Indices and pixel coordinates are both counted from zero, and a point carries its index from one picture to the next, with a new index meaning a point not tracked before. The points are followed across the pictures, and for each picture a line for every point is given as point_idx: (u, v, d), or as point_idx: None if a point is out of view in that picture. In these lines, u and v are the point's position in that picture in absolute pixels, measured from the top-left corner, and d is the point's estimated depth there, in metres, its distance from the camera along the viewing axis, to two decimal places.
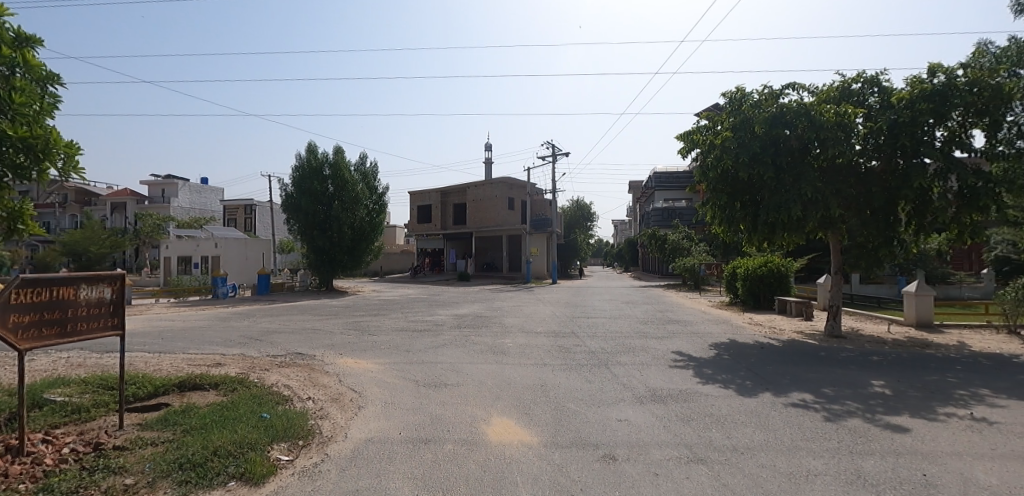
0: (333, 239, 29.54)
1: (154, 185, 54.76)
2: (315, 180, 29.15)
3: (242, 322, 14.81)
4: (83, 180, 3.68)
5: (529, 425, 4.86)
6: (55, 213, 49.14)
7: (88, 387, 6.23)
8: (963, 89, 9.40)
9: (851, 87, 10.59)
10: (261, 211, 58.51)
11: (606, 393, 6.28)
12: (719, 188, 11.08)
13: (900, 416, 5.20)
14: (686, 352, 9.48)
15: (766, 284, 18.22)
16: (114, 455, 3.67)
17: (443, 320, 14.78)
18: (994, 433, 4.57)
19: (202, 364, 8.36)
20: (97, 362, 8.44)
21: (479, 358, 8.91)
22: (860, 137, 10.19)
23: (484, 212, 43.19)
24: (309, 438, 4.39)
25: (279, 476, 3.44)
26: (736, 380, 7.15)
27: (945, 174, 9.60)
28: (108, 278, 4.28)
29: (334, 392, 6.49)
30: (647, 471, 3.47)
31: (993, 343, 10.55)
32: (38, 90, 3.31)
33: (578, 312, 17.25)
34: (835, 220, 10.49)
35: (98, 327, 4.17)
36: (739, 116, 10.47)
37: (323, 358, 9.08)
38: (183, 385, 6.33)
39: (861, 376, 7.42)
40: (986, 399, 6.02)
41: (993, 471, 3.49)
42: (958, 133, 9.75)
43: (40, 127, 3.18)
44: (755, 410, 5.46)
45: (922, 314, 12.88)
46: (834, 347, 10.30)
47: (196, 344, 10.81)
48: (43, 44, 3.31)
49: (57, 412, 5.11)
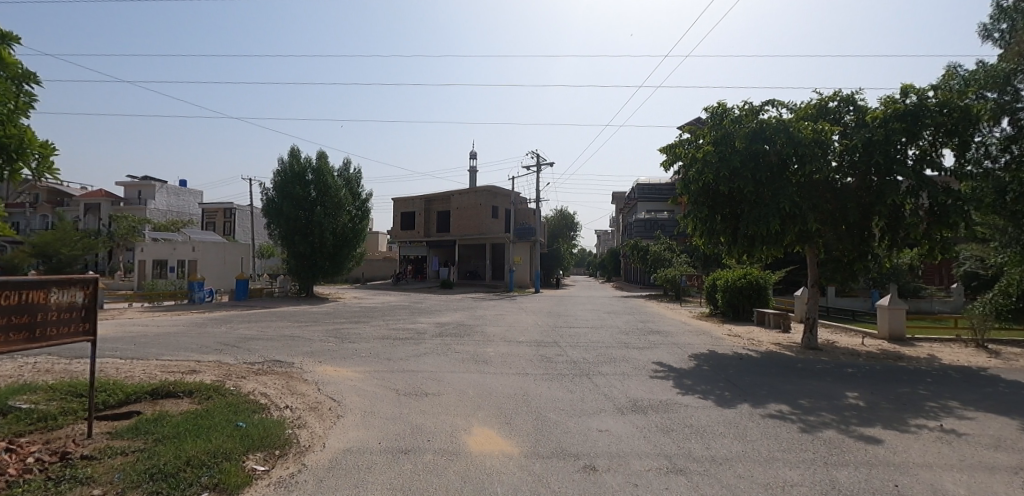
0: (315, 244, 29.15)
1: (131, 186, 53.39)
2: (297, 185, 28.77)
3: (218, 328, 14.50)
4: (58, 182, 3.59)
5: (509, 435, 4.86)
6: (24, 213, 47.40)
7: (55, 394, 6.01)
8: (934, 110, 9.84)
9: (827, 105, 10.94)
10: (241, 216, 57.66)
11: (587, 403, 6.32)
12: (700, 200, 11.35)
13: (873, 427, 5.34)
14: (667, 363, 9.60)
15: (745, 296, 18.57)
16: (83, 465, 3.56)
17: (426, 329, 14.68)
18: (963, 445, 4.73)
19: (176, 371, 8.13)
20: (65, 369, 8.17)
21: (462, 367, 8.88)
22: (836, 154, 10.51)
23: (469, 220, 43.10)
24: (286, 448, 4.32)
25: (254, 487, 3.37)
26: (715, 391, 7.26)
27: (917, 191, 9.92)
28: (81, 282, 4.16)
29: (312, 400, 6.40)
30: (627, 482, 3.50)
31: (962, 357, 10.93)
32: (13, 88, 3.25)
33: (561, 322, 17.27)
34: (811, 234, 10.80)
35: (67, 333, 4.03)
36: (720, 131, 10.78)
37: (302, 366, 8.95)
38: (157, 392, 6.15)
39: (836, 388, 7.60)
40: (955, 411, 6.24)
41: (962, 482, 3.62)
42: (930, 152, 10.11)
43: (14, 126, 3.10)
44: (733, 421, 5.56)
45: (894, 327, 13.27)
46: (810, 359, 10.55)
47: (170, 350, 10.56)
48: (20, 41, 3.27)
49: (21, 419, 4.92)
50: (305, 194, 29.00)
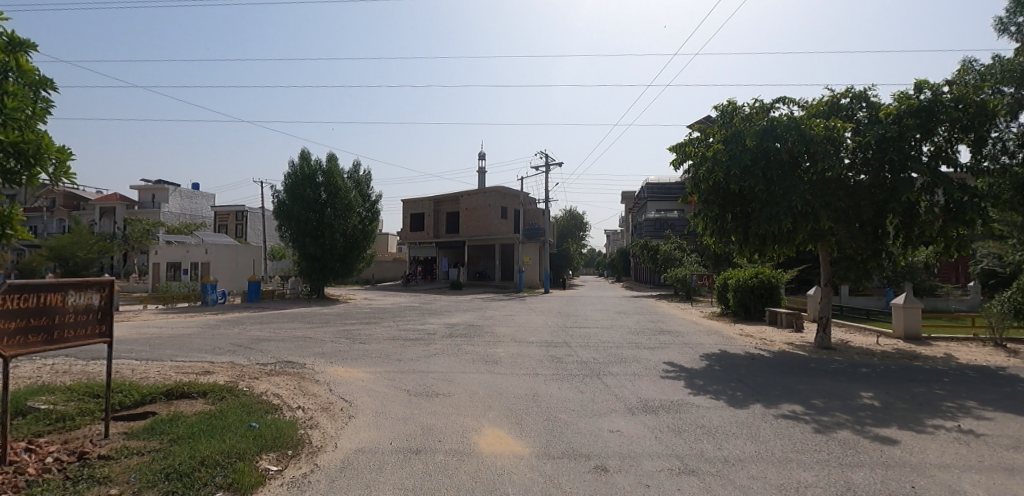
0: (324, 246, 29.38)
1: (144, 190, 54.46)
2: (307, 187, 29.04)
3: (231, 330, 14.68)
4: (75, 186, 3.65)
5: (520, 435, 4.85)
6: (42, 218, 48.49)
7: (73, 395, 6.12)
8: (949, 105, 9.63)
9: (839, 101, 10.79)
10: (252, 218, 58.40)
11: (598, 403, 6.29)
12: (711, 199, 11.25)
13: (889, 428, 5.24)
14: (677, 363, 9.52)
15: (756, 295, 18.39)
16: (99, 465, 3.61)
17: (435, 329, 14.74)
18: (982, 446, 4.62)
19: (191, 372, 8.25)
20: (82, 370, 8.30)
21: (471, 367, 8.91)
22: (848, 151, 10.35)
23: (478, 221, 43.17)
24: (298, 448, 4.34)
25: (267, 487, 3.38)
26: (727, 391, 7.18)
27: (932, 188, 9.76)
28: (97, 285, 4.23)
29: (324, 401, 6.46)
30: (639, 483, 3.47)
31: (979, 356, 10.71)
32: (31, 94, 3.31)
33: (570, 321, 17.24)
34: (824, 232, 10.62)
35: (85, 334, 4.11)
36: (730, 129, 10.65)
37: (313, 366, 9.03)
38: (171, 393, 6.24)
39: (850, 388, 7.48)
40: (973, 411, 6.10)
41: (981, 484, 3.53)
42: (945, 148, 9.92)
43: (31, 132, 3.16)
44: (746, 422, 5.49)
45: (910, 325, 13.04)
46: (823, 359, 10.39)
47: (184, 351, 10.72)
48: (37, 47, 3.32)
49: (41, 420, 5.02)
50: (315, 196, 29.26)
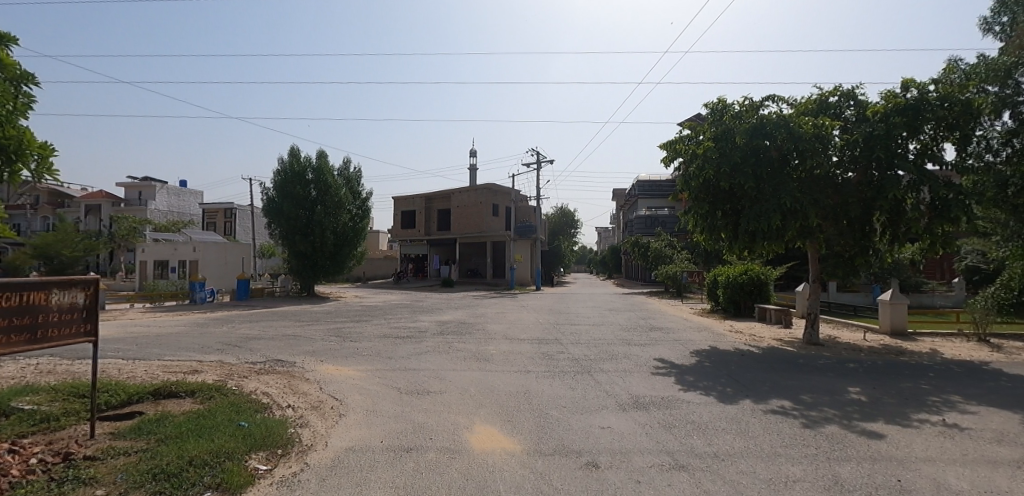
0: (315, 243, 29.13)
1: (131, 187, 53.62)
2: (297, 184, 28.75)
3: (220, 328, 14.54)
4: (58, 183, 3.58)
5: (513, 433, 4.87)
6: (26, 214, 47.65)
7: (57, 395, 6.03)
8: (935, 104, 9.79)
9: (828, 99, 10.91)
10: (242, 216, 57.82)
11: (589, 400, 6.32)
12: (701, 196, 11.34)
13: (875, 423, 5.34)
14: (668, 360, 9.60)
15: (745, 292, 18.58)
16: (85, 465, 3.57)
17: (427, 327, 14.69)
18: (965, 439, 4.72)
19: (178, 371, 8.14)
20: (67, 370, 8.17)
21: (464, 365, 8.89)
22: (837, 149, 10.48)
23: (470, 218, 43.08)
24: (288, 447, 4.32)
25: (256, 486, 3.36)
26: (717, 387, 7.26)
27: (919, 185, 9.93)
28: (82, 283, 4.16)
29: (314, 399, 6.42)
30: (630, 478, 3.50)
31: (963, 351, 10.92)
32: (12, 89, 3.24)
33: (562, 319, 17.31)
34: (813, 229, 10.74)
35: (69, 334, 4.04)
36: (721, 127, 10.74)
37: (303, 365, 8.96)
38: (158, 393, 6.16)
39: (838, 383, 7.60)
40: (957, 405, 6.22)
41: (965, 476, 3.62)
42: (930, 146, 10.08)
43: (13, 127, 3.10)
44: (736, 418, 5.55)
45: (896, 321, 13.24)
46: (811, 354, 10.52)
47: (172, 350, 10.60)
48: (17, 41, 3.26)
49: (24, 420, 4.94)
50: (305, 193, 28.97)
